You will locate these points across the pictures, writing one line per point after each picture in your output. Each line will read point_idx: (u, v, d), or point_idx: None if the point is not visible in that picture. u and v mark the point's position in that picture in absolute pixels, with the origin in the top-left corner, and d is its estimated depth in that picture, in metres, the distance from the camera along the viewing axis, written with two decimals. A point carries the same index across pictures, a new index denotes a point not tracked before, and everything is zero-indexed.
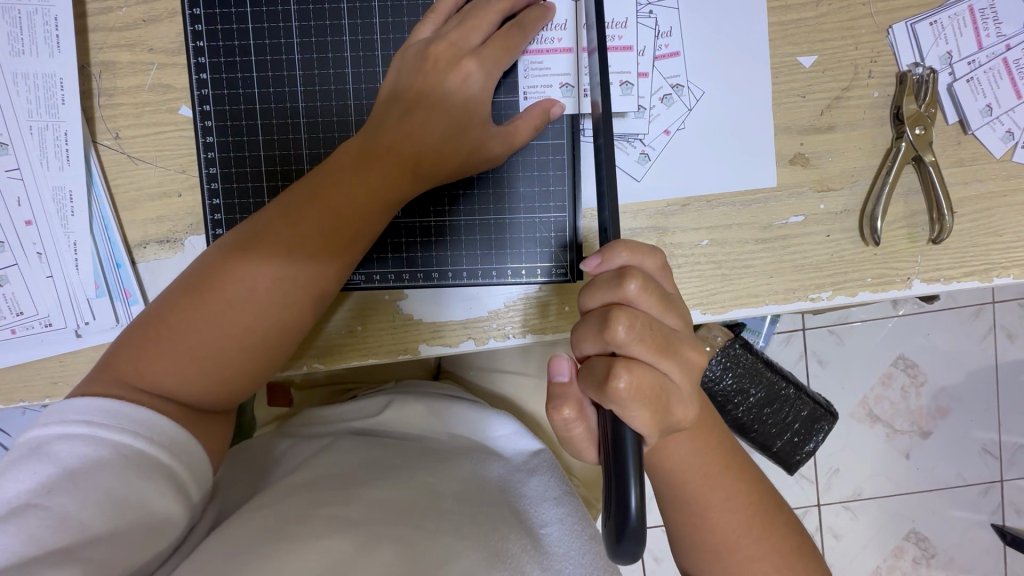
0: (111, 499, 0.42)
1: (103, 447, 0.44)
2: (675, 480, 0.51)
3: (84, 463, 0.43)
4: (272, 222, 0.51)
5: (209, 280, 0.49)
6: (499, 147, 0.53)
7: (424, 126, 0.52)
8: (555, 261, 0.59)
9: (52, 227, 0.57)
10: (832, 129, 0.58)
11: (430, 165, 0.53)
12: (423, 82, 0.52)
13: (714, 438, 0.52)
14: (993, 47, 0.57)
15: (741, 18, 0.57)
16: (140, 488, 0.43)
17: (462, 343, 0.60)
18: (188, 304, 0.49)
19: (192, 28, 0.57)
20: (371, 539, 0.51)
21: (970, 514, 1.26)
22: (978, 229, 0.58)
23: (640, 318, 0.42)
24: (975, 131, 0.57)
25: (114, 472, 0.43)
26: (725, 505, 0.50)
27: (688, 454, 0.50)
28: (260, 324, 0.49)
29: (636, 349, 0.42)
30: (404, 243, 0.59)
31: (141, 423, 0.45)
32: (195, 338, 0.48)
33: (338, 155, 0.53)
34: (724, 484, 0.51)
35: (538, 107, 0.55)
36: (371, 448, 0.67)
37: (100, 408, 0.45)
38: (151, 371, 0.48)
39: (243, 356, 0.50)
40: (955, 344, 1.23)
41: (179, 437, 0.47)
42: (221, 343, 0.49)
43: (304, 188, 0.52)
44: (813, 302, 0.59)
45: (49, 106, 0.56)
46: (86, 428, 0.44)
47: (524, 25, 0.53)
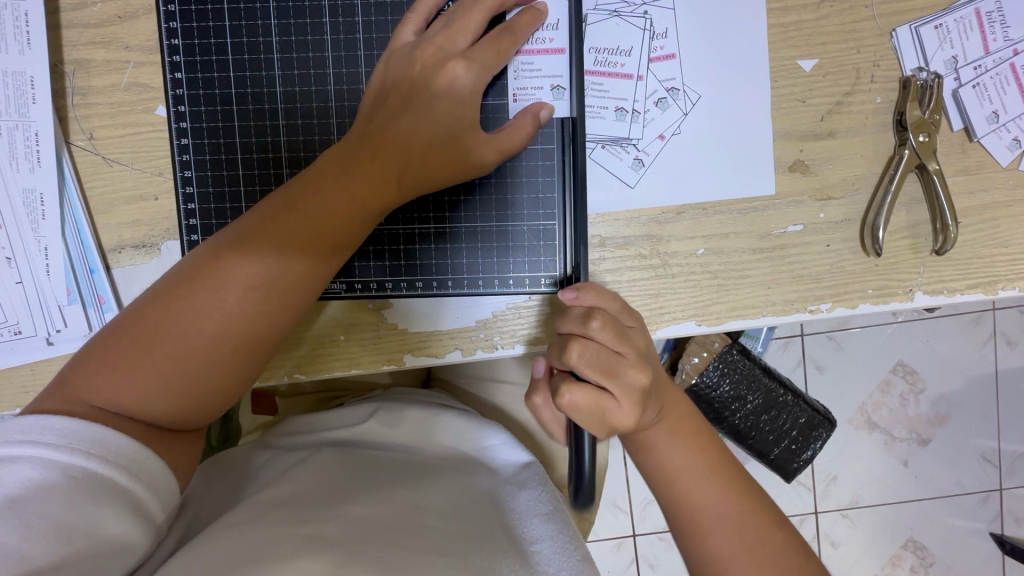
0: (59, 527, 0.40)
1: (53, 470, 0.41)
2: (665, 484, 0.50)
3: (31, 489, 0.40)
4: (247, 230, 0.48)
5: (178, 291, 0.47)
6: (487, 153, 0.51)
7: (409, 132, 0.50)
8: (544, 271, 0.57)
9: (22, 231, 0.55)
10: (833, 135, 0.56)
11: (415, 175, 0.51)
12: (409, 87, 0.50)
13: (702, 443, 0.51)
14: (999, 51, 0.55)
15: (742, 18, 0.55)
16: (91, 513, 0.41)
17: (449, 354, 0.58)
18: (155, 315, 0.47)
19: (167, 26, 0.55)
20: (348, 558, 0.49)
21: (969, 525, 1.24)
22: (983, 239, 0.56)
23: (591, 345, 0.43)
24: (981, 138, 0.55)
25: (65, 497, 0.41)
26: (711, 512, 0.48)
27: (678, 457, 0.50)
28: (232, 338, 0.47)
29: (586, 373, 0.42)
30: (387, 251, 0.57)
31: (95, 442, 0.43)
32: (161, 352, 0.46)
33: (318, 161, 0.51)
34: (712, 488, 0.49)
35: (526, 112, 0.52)
36: (354, 462, 0.65)
37: (51, 427, 0.42)
38: (113, 385, 0.46)
39: (213, 371, 0.47)
40: (956, 352, 1.22)
41: (139, 456, 0.44)
42: (190, 358, 0.47)
43: (281, 196, 0.50)
44: (812, 314, 0.57)
45: (19, 105, 0.53)
46: (31, 450, 0.41)
47: (514, 30, 0.51)
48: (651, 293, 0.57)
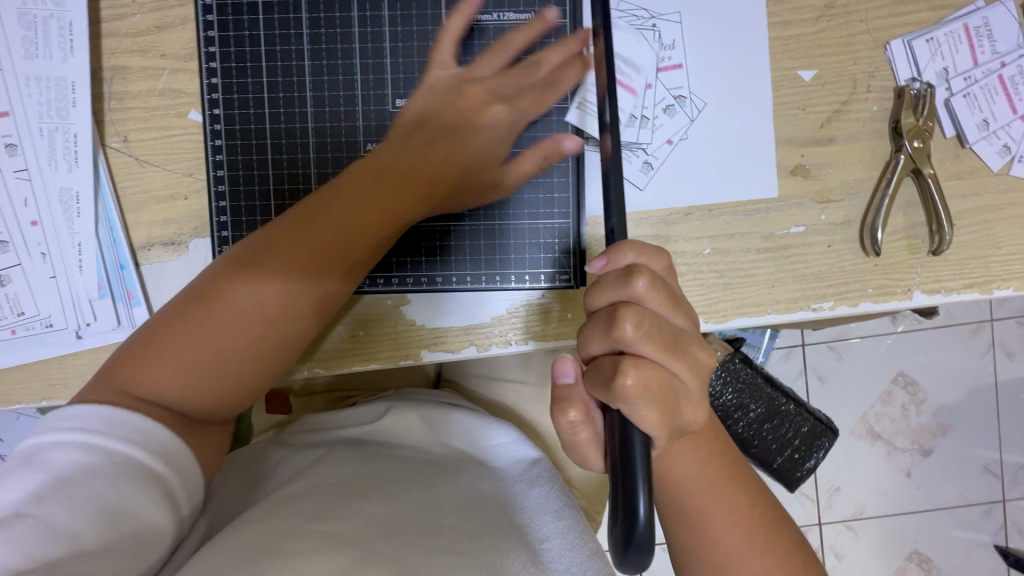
0: (99, 509, 0.41)
1: (95, 454, 0.42)
2: (680, 494, 0.48)
3: (77, 473, 0.42)
4: (286, 232, 0.51)
5: (215, 293, 0.49)
6: (514, 176, 0.57)
7: (446, 155, 0.55)
8: (557, 267, 0.59)
9: (58, 227, 0.57)
10: (832, 141, 0.59)
11: (445, 192, 0.55)
12: (458, 115, 0.56)
13: (721, 451, 0.50)
14: (987, 63, 0.58)
15: (744, 31, 0.58)
16: (129, 498, 0.42)
17: (464, 349, 0.60)
18: (196, 315, 0.49)
19: (205, 35, 0.58)
20: (365, 557, 0.49)
21: (974, 536, 1.25)
22: (976, 241, 0.59)
23: (648, 315, 0.41)
24: (973, 144, 0.58)
25: (103, 481, 0.42)
26: (731, 522, 0.48)
27: (696, 467, 0.48)
28: (270, 336, 0.50)
29: (645, 348, 0.40)
30: (409, 248, 0.59)
31: (136, 428, 0.44)
32: (199, 347, 0.48)
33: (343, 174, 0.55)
34: (731, 499, 0.48)
35: (549, 145, 0.56)
36: (368, 459, 0.66)
37: (96, 415, 0.44)
38: (152, 378, 0.47)
39: (251, 367, 0.50)
40: (956, 364, 1.23)
41: (174, 444, 0.45)
42: (228, 354, 0.49)
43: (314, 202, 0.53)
44: (814, 312, 0.60)
45: (60, 108, 0.56)
46: (80, 436, 0.43)
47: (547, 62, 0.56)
48: None
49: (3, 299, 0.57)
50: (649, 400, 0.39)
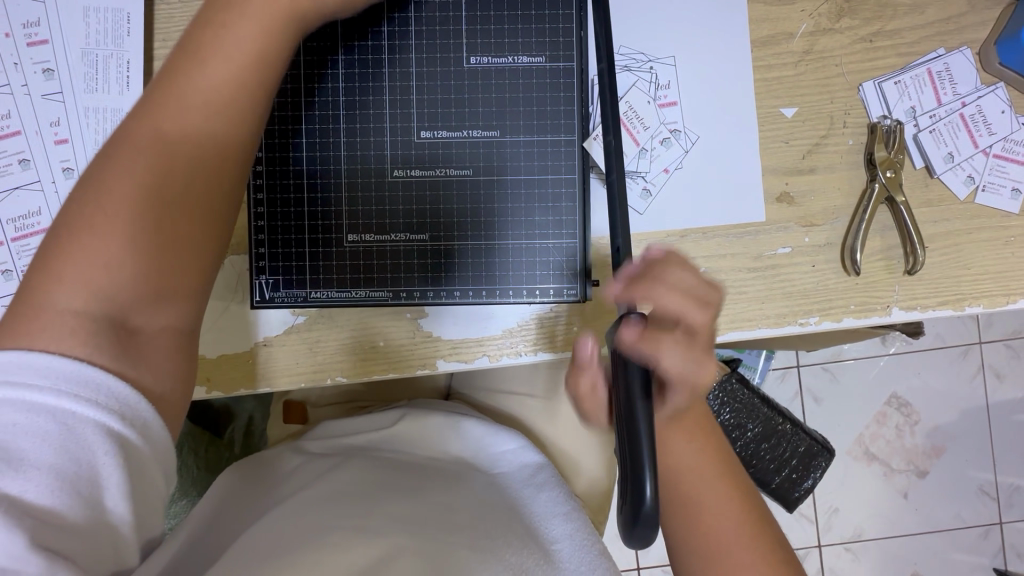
0: (65, 477, 0.38)
1: (46, 416, 0.39)
2: (670, 474, 0.52)
3: (29, 434, 0.38)
4: (166, 100, 0.47)
5: (106, 181, 0.45)
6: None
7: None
8: (566, 283, 0.64)
9: None
10: (814, 171, 0.65)
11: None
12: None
13: (713, 443, 0.54)
14: (950, 103, 0.65)
15: (733, 74, 0.65)
16: (94, 466, 0.39)
17: (477, 360, 0.64)
18: (94, 201, 0.44)
19: None
20: (392, 551, 0.54)
21: (971, 557, 1.27)
22: (948, 262, 0.64)
23: (683, 298, 0.45)
24: (940, 175, 0.64)
25: (64, 447, 0.39)
26: (715, 509, 0.52)
27: (688, 451, 0.53)
28: (195, 214, 0.47)
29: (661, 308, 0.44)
30: (429, 264, 0.64)
31: (76, 379, 0.40)
32: (115, 228, 0.43)
33: (204, 27, 0.49)
34: (718, 486, 0.52)
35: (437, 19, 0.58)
36: (385, 465, 0.70)
37: (23, 365, 0.39)
38: (76, 277, 0.42)
39: (186, 211, 0.46)
40: (948, 385, 1.28)
41: (129, 398, 0.41)
42: (148, 239, 0.44)
43: (178, 63, 0.48)
44: (802, 326, 0.64)
45: None
46: (29, 394, 0.39)
47: None
48: None
49: None
50: (674, 373, 0.44)
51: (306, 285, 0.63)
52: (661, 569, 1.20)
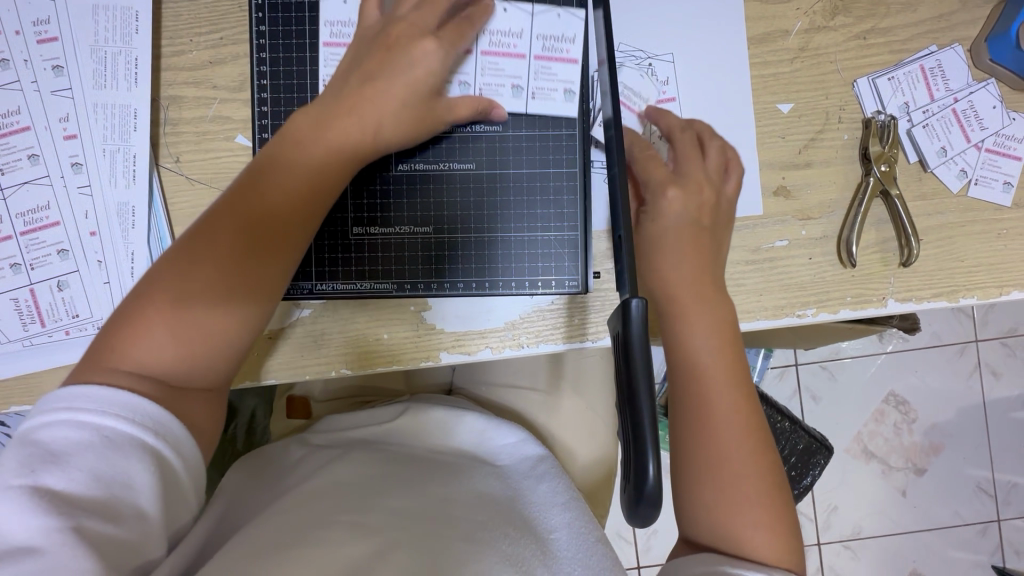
0: (101, 482, 0.42)
1: (89, 431, 0.43)
2: (691, 375, 0.55)
3: (73, 449, 0.42)
4: (241, 206, 0.53)
5: (174, 270, 0.51)
6: (462, 112, 0.61)
7: (384, 91, 0.57)
8: (568, 274, 0.65)
9: (113, 238, 0.63)
10: (810, 165, 0.66)
11: (391, 128, 0.58)
12: (371, 67, 0.57)
13: (734, 354, 0.56)
14: (942, 99, 0.66)
15: (731, 71, 0.66)
16: (129, 469, 0.43)
17: (480, 352, 0.65)
18: (163, 287, 0.50)
19: (258, 69, 0.65)
20: (387, 546, 0.55)
21: (969, 554, 1.28)
22: (942, 255, 0.65)
23: (678, 189, 0.61)
24: (934, 169, 0.66)
25: (99, 454, 0.42)
26: (727, 418, 0.53)
27: (709, 353, 0.55)
28: (239, 293, 0.51)
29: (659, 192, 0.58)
30: (433, 256, 0.65)
31: (121, 404, 0.45)
32: (172, 317, 0.49)
33: (291, 144, 0.55)
34: (734, 396, 0.54)
35: (479, 100, 0.62)
36: (388, 459, 0.70)
37: (81, 395, 0.45)
38: (137, 352, 0.48)
39: (227, 316, 0.51)
40: (944, 383, 1.29)
41: (159, 416, 0.46)
42: (200, 309, 0.50)
43: (262, 172, 0.54)
44: (799, 318, 0.65)
45: (122, 132, 0.63)
46: (73, 416, 0.43)
47: (468, 33, 0.61)
48: None
49: (59, 302, 0.63)
50: (665, 184, 0.61)
51: (311, 277, 0.64)
52: (661, 567, 1.20)
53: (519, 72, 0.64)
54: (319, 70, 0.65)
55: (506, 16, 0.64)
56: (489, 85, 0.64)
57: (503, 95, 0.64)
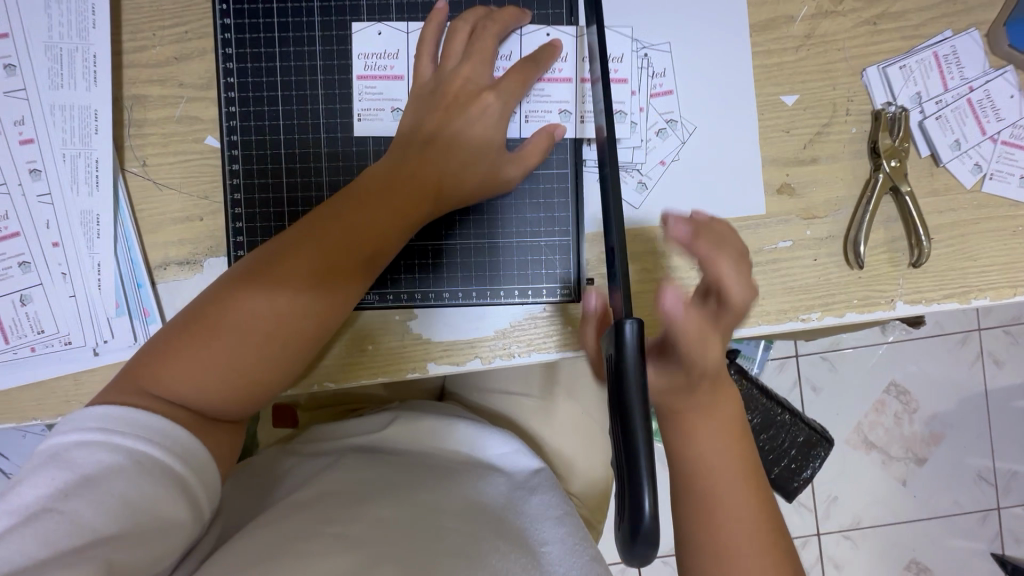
0: (125, 505, 0.43)
1: (119, 454, 0.44)
2: (690, 469, 0.51)
3: (101, 471, 0.43)
4: (290, 253, 0.52)
5: (220, 302, 0.51)
6: (512, 171, 0.58)
7: (451, 138, 0.57)
8: (561, 283, 0.62)
9: (78, 248, 0.59)
10: (815, 161, 0.62)
11: (441, 191, 0.56)
12: (434, 126, 0.57)
13: (739, 446, 0.51)
14: (957, 88, 0.62)
15: (730, 62, 0.62)
16: (152, 495, 0.44)
17: (469, 362, 0.62)
18: (209, 317, 0.51)
19: (224, 66, 0.61)
20: (373, 558, 0.52)
21: (969, 543, 1.27)
22: (954, 254, 0.62)
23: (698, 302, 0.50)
24: (946, 163, 0.62)
25: (127, 478, 0.44)
26: (734, 514, 0.49)
27: (711, 449, 0.50)
28: (282, 336, 0.51)
29: (683, 318, 0.46)
30: (416, 265, 0.62)
31: (156, 431, 0.46)
32: (209, 353, 0.50)
33: (345, 196, 0.55)
34: (741, 490, 0.50)
35: (543, 132, 0.59)
36: (379, 465, 0.68)
37: (116, 415, 0.46)
38: (174, 377, 0.49)
39: (259, 363, 0.51)
40: (945, 372, 1.26)
41: (189, 446, 0.47)
42: (251, 345, 0.50)
43: (314, 222, 0.54)
44: (804, 322, 0.62)
45: (83, 135, 0.59)
46: (102, 436, 0.45)
47: (536, 62, 0.59)
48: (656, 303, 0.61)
49: (24, 317, 0.59)
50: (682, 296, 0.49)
51: None
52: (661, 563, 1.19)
53: (566, 95, 0.62)
54: (355, 104, 0.61)
55: (521, 42, 0.61)
56: (536, 111, 0.61)
57: (552, 121, 0.62)
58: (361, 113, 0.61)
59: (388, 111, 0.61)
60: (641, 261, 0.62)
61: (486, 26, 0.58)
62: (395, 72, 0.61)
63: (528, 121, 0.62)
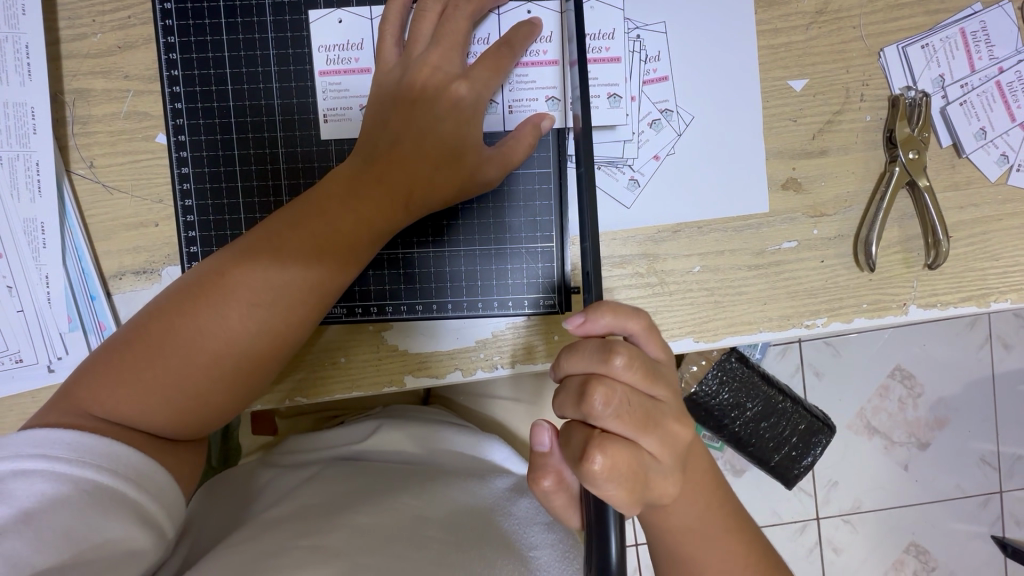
0: (72, 539, 0.39)
1: (62, 482, 0.41)
2: (671, 541, 0.48)
3: (42, 502, 0.39)
4: (245, 265, 0.48)
5: (168, 315, 0.47)
6: (491, 170, 0.53)
7: (420, 134, 0.51)
8: (543, 293, 0.57)
9: (24, 260, 0.55)
10: (824, 153, 0.57)
11: (411, 195, 0.51)
12: (401, 122, 0.51)
13: (715, 496, 0.49)
14: (985, 70, 0.56)
15: (730, 43, 0.56)
16: (102, 523, 0.40)
17: (449, 374, 0.58)
18: (156, 330, 0.46)
19: (167, 57, 0.56)
20: (353, 568, 0.48)
21: (971, 527, 1.23)
22: (974, 253, 0.57)
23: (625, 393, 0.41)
24: (970, 154, 0.56)
25: (72, 507, 0.40)
26: (721, 566, 0.48)
27: (690, 514, 0.47)
28: (237, 353, 0.47)
29: (614, 424, 0.40)
30: (386, 276, 0.57)
31: (106, 456, 0.42)
32: (158, 374, 0.46)
33: (305, 202, 0.50)
34: (725, 541, 0.48)
35: (527, 124, 0.53)
36: (360, 473, 0.64)
37: (58, 440, 0.42)
38: (120, 398, 0.45)
39: (215, 382, 0.47)
40: (952, 356, 1.20)
41: (146, 469, 0.44)
42: (202, 364, 0.46)
43: (270, 230, 0.49)
44: (808, 329, 0.58)
45: (20, 135, 0.54)
46: (44, 464, 0.41)
47: (513, 44, 0.53)
48: (649, 311, 0.57)
49: None
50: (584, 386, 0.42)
51: None
52: None
53: (553, 81, 0.56)
54: (319, 103, 0.56)
55: (500, 23, 0.55)
56: (521, 100, 0.56)
57: (538, 109, 0.56)
58: (326, 112, 0.56)
59: (357, 108, 0.56)
60: (634, 265, 0.57)
61: (457, 6, 0.52)
62: (361, 64, 0.56)
63: (511, 113, 0.56)
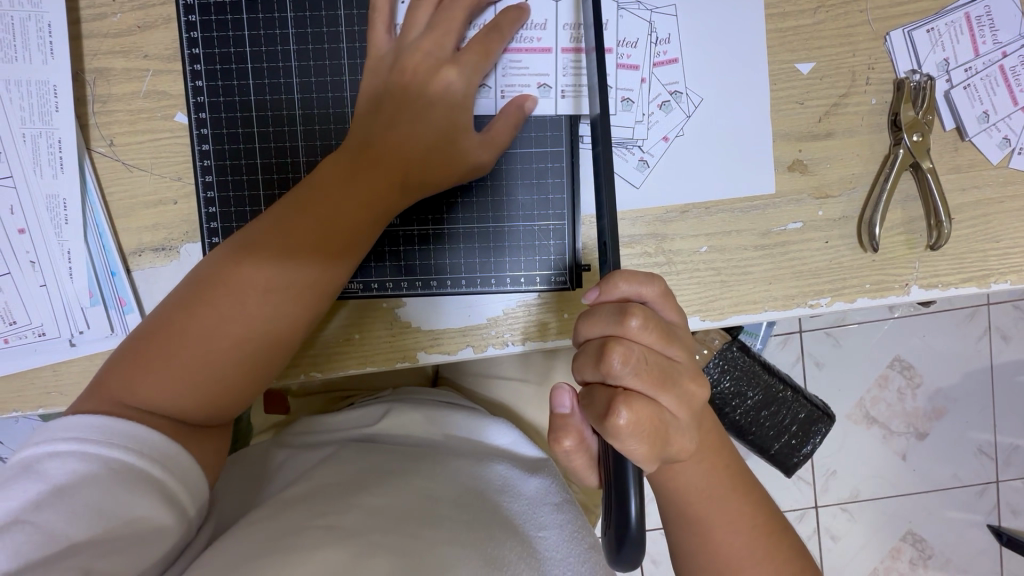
0: (101, 514, 0.40)
1: (92, 462, 0.42)
2: (678, 500, 0.49)
3: (75, 479, 0.41)
4: (258, 252, 0.49)
5: (187, 305, 0.48)
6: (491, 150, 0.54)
7: (419, 111, 0.53)
8: (555, 270, 0.59)
9: (46, 236, 0.56)
10: (830, 136, 0.58)
11: (415, 173, 0.53)
12: (396, 103, 0.53)
13: (725, 458, 0.50)
14: (989, 54, 0.57)
15: (738, 26, 0.57)
16: (128, 501, 0.41)
17: (461, 351, 0.59)
18: (176, 320, 0.48)
19: (188, 36, 0.57)
20: (368, 549, 0.48)
21: (967, 515, 1.25)
22: (975, 235, 0.58)
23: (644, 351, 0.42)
24: (973, 138, 0.57)
25: (102, 485, 0.41)
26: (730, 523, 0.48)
27: (698, 474, 0.49)
28: (258, 333, 0.49)
29: (635, 383, 0.41)
30: (402, 252, 0.58)
31: (132, 436, 0.44)
32: (182, 360, 0.47)
33: (310, 188, 0.52)
34: (729, 497, 0.49)
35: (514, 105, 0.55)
36: (371, 454, 0.65)
37: (89, 424, 0.43)
38: (145, 386, 0.46)
39: (237, 364, 0.49)
40: (952, 345, 1.22)
41: (171, 450, 0.45)
42: (224, 347, 0.48)
43: (278, 217, 0.51)
44: (812, 309, 0.59)
45: (43, 113, 0.55)
46: (76, 445, 0.42)
47: (501, 29, 0.54)
48: None
49: None
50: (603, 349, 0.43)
51: None
52: None
53: (570, 67, 0.57)
54: (337, 82, 0.57)
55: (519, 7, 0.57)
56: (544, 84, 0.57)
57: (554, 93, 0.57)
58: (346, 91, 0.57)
59: None
60: (642, 245, 0.58)
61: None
62: None
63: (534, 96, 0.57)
